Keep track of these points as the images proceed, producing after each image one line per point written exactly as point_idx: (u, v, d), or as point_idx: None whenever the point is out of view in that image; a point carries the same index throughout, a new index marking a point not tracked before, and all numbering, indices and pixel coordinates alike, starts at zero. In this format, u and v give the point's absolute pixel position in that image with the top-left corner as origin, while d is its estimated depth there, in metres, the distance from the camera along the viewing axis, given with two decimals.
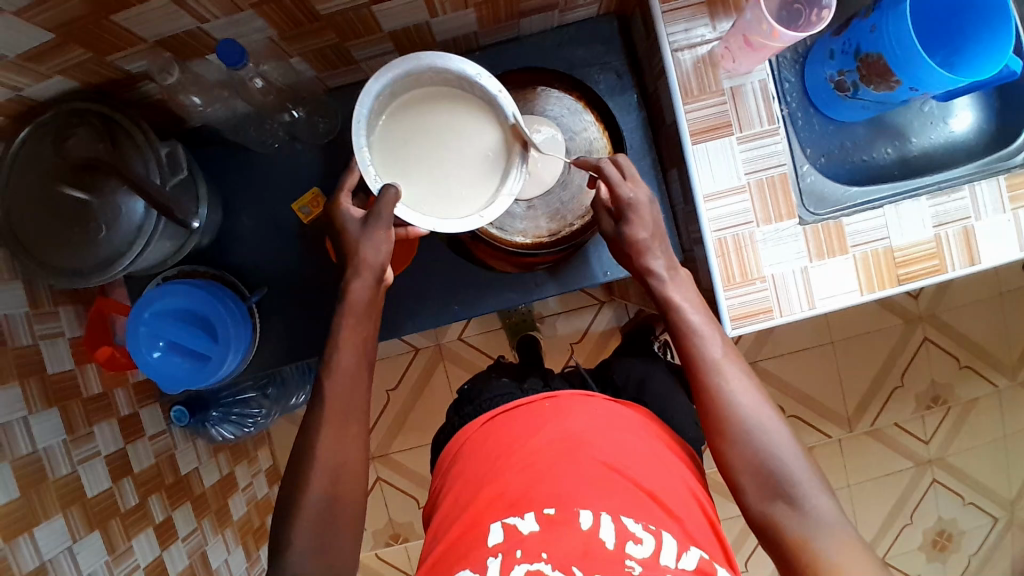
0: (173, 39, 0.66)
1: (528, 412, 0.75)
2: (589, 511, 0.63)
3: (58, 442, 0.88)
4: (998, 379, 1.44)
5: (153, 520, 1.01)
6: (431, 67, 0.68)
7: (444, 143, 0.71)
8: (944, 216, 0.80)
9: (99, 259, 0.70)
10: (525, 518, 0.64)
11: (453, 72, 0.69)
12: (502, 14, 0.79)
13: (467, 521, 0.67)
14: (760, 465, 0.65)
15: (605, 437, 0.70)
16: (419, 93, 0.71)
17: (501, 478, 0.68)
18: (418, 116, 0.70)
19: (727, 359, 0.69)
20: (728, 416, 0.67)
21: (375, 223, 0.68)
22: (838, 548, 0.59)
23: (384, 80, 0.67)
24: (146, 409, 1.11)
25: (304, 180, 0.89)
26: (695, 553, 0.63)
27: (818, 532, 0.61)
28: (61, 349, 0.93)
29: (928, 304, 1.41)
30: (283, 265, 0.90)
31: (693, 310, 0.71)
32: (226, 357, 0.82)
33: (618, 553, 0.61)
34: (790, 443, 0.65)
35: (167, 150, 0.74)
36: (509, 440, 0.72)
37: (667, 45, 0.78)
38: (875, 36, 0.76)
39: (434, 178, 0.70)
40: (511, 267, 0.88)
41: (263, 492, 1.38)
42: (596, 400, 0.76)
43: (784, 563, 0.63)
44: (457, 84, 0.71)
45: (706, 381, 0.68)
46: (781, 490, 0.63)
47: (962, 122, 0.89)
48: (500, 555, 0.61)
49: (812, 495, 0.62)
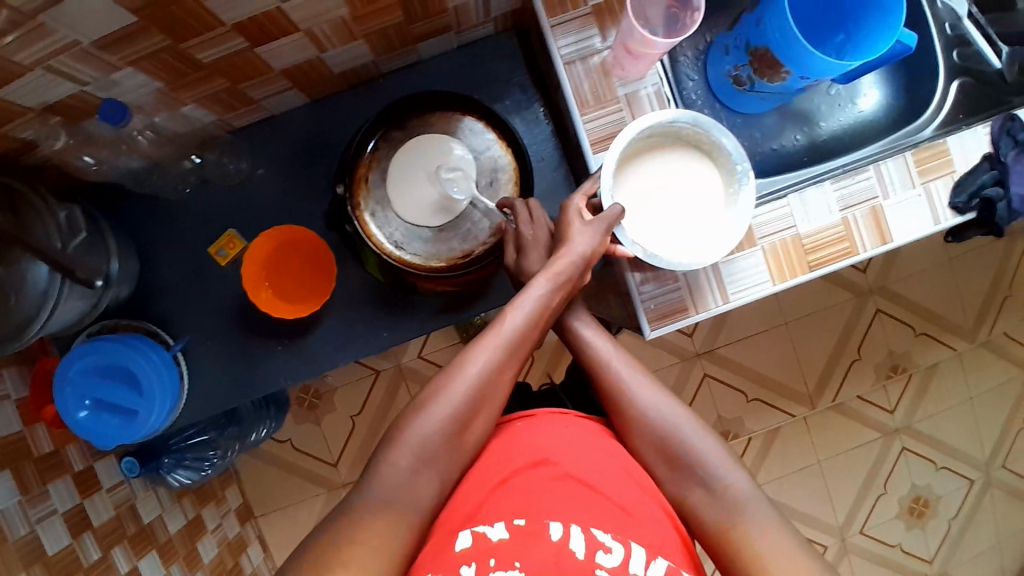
0: (61, 105, 0.66)
1: (498, 439, 0.70)
2: (559, 522, 0.60)
3: (13, 503, 0.89)
4: (956, 342, 1.45)
5: (118, 572, 1.02)
6: (694, 126, 0.75)
7: (678, 189, 0.77)
8: (849, 198, 0.81)
9: (9, 327, 0.71)
10: (494, 527, 0.60)
11: (723, 147, 0.75)
12: (395, 40, 0.80)
13: (436, 537, 0.62)
14: (664, 443, 0.70)
15: (578, 450, 0.67)
16: (665, 146, 0.77)
17: (473, 494, 0.64)
18: (665, 164, 0.77)
19: (619, 355, 0.75)
20: (629, 408, 0.72)
21: (596, 227, 0.73)
22: (757, 529, 0.63)
23: (675, 124, 0.74)
24: (101, 461, 1.11)
25: (219, 222, 0.88)
26: (665, 562, 0.60)
27: (738, 514, 0.64)
28: (9, 411, 0.94)
29: (877, 277, 1.42)
30: (207, 308, 0.88)
31: (585, 325, 0.78)
32: (152, 410, 0.81)
33: (587, 564, 0.58)
34: (695, 426, 0.70)
35: (65, 213, 0.75)
36: (479, 463, 0.68)
37: (559, 58, 0.78)
38: (762, 29, 0.76)
39: (637, 213, 0.76)
40: (454, 284, 0.84)
41: (235, 531, 1.35)
42: (568, 417, 0.71)
43: (712, 550, 0.65)
44: (712, 145, 0.76)
45: (606, 376, 0.74)
46: (696, 473, 0.67)
47: (870, 101, 0.91)
48: (472, 564, 0.57)
49: (723, 476, 0.67)
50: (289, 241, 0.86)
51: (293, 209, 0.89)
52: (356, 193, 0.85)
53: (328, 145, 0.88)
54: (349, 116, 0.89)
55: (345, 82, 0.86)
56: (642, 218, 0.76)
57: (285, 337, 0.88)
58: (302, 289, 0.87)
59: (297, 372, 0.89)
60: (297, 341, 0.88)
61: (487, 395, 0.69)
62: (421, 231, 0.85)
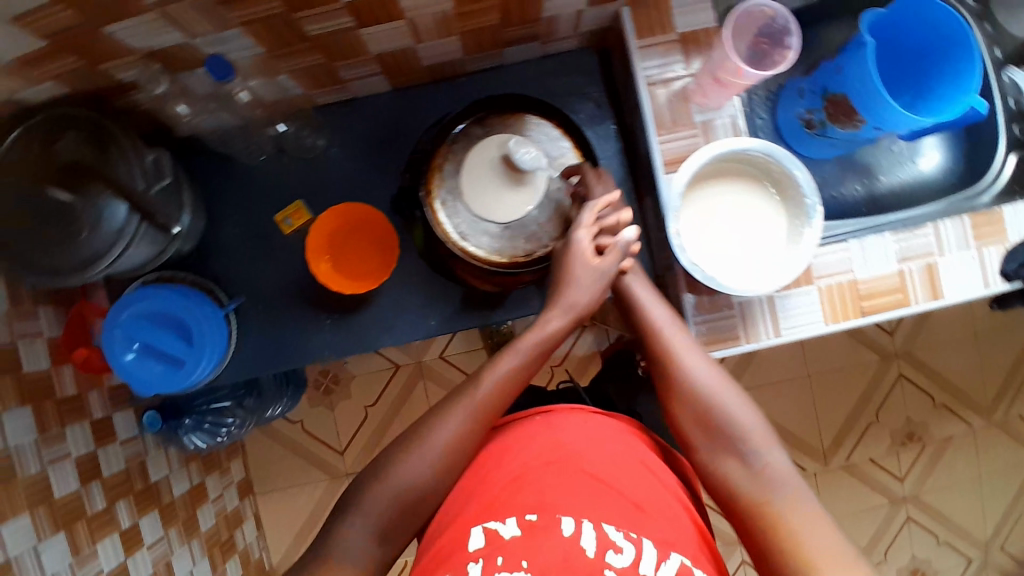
0: (163, 52, 0.68)
1: (519, 431, 0.73)
2: (571, 519, 0.62)
3: (28, 441, 0.89)
4: (972, 418, 1.45)
5: (119, 526, 1.02)
6: (767, 155, 0.74)
7: (743, 216, 0.77)
8: (908, 251, 0.83)
9: (77, 259, 0.72)
10: (506, 523, 0.63)
11: (793, 180, 0.75)
12: (486, 41, 0.82)
13: (450, 531, 0.66)
14: (711, 419, 0.70)
15: (593, 444, 0.70)
16: (738, 173, 0.77)
17: (491, 486, 0.67)
18: (734, 191, 0.77)
19: (669, 322, 0.76)
20: (677, 376, 0.72)
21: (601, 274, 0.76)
22: (790, 510, 0.64)
23: (748, 153, 0.74)
24: (119, 414, 1.10)
25: (286, 190, 0.90)
26: (676, 559, 0.62)
27: (772, 496, 0.65)
28: (38, 348, 0.94)
29: (903, 341, 1.43)
30: (260, 273, 0.90)
31: (641, 286, 0.79)
32: (199, 363, 0.82)
33: (597, 562, 0.60)
34: (739, 399, 0.71)
35: (152, 158, 0.76)
36: (499, 455, 0.71)
37: (642, 79, 0.80)
38: (841, 77, 0.79)
39: (701, 234, 0.76)
40: (491, 285, 0.86)
41: (234, 505, 1.35)
42: (587, 413, 0.74)
43: (744, 527, 0.66)
44: (785, 174, 0.75)
45: (660, 346, 0.74)
46: (736, 447, 0.68)
47: (929, 162, 0.93)
48: (481, 561, 0.60)
49: (763, 453, 0.67)
50: (353, 219, 0.87)
51: (359, 189, 0.90)
52: (429, 181, 0.84)
53: (402, 132, 0.90)
54: (426, 107, 0.91)
55: (429, 74, 0.88)
56: (705, 242, 0.76)
57: (335, 312, 0.90)
58: (360, 267, 0.88)
59: (337, 348, 0.90)
60: (344, 317, 0.90)
61: (517, 394, 0.73)
62: (486, 227, 0.83)
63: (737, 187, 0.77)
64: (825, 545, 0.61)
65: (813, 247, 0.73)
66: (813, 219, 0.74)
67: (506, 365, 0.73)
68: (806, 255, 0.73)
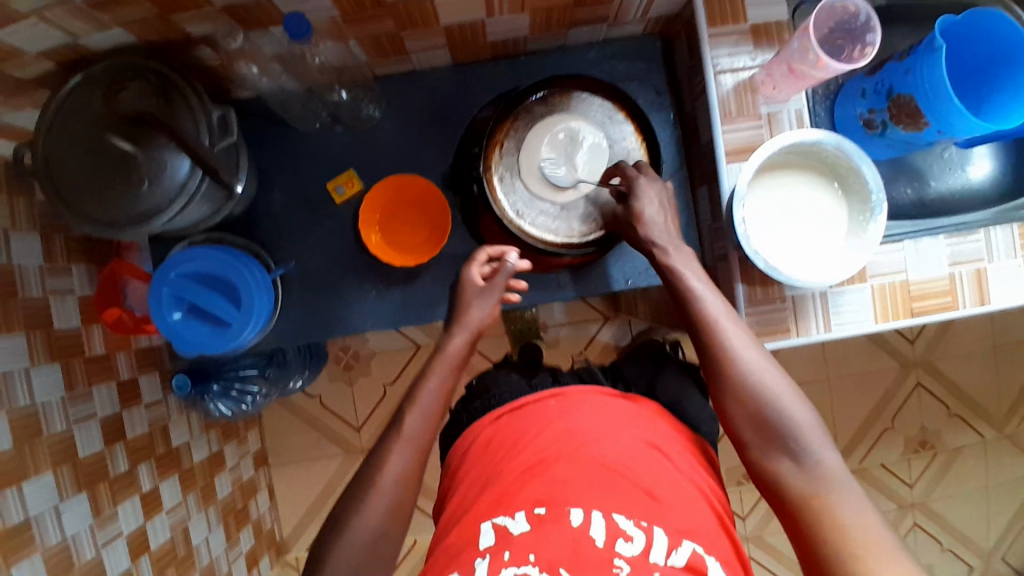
0: (240, 8, 0.66)
1: (527, 418, 0.73)
2: (580, 509, 0.61)
3: (55, 398, 0.88)
4: (984, 429, 1.47)
5: (140, 489, 1.01)
6: (837, 149, 0.74)
7: (805, 208, 0.77)
8: (959, 255, 0.83)
9: (135, 212, 0.71)
10: (515, 519, 0.61)
11: (860, 176, 0.75)
12: (554, 20, 0.81)
13: (461, 526, 0.65)
14: (760, 412, 0.66)
15: (606, 435, 0.68)
16: (803, 164, 0.77)
17: (503, 478, 0.66)
18: (797, 182, 0.77)
19: (724, 315, 0.72)
20: (731, 372, 0.69)
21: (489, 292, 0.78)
22: (842, 506, 0.60)
23: (819, 145, 0.74)
24: (146, 376, 1.08)
25: (338, 158, 0.89)
26: (688, 547, 0.60)
27: (823, 492, 0.61)
28: (69, 306, 0.93)
29: (923, 350, 1.44)
30: (306, 240, 0.89)
31: (694, 275, 0.74)
32: (244, 328, 0.80)
33: (607, 552, 0.58)
34: (794, 396, 0.67)
35: (219, 115, 0.74)
36: (512, 442, 0.70)
37: (711, 68, 0.80)
38: (909, 78, 0.79)
39: (764, 223, 0.77)
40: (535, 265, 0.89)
41: (248, 475, 1.36)
42: (603, 399, 0.73)
43: (791, 525, 0.62)
44: (850, 169, 0.76)
45: (711, 335, 0.71)
46: (788, 446, 0.64)
47: (979, 170, 0.92)
48: (488, 557, 0.59)
49: (815, 452, 0.64)
50: (404, 191, 0.87)
51: (411, 162, 0.90)
52: (489, 155, 0.83)
53: (459, 107, 0.90)
54: (484, 84, 0.90)
55: (491, 51, 0.87)
56: (766, 231, 0.77)
57: (379, 284, 0.89)
58: (409, 240, 0.88)
59: (379, 320, 0.89)
60: (388, 289, 0.89)
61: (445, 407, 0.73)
62: (543, 207, 0.84)
63: (801, 178, 0.77)
64: (874, 542, 0.57)
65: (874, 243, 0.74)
66: (875, 216, 0.75)
67: (433, 384, 0.73)
68: (868, 252, 0.74)
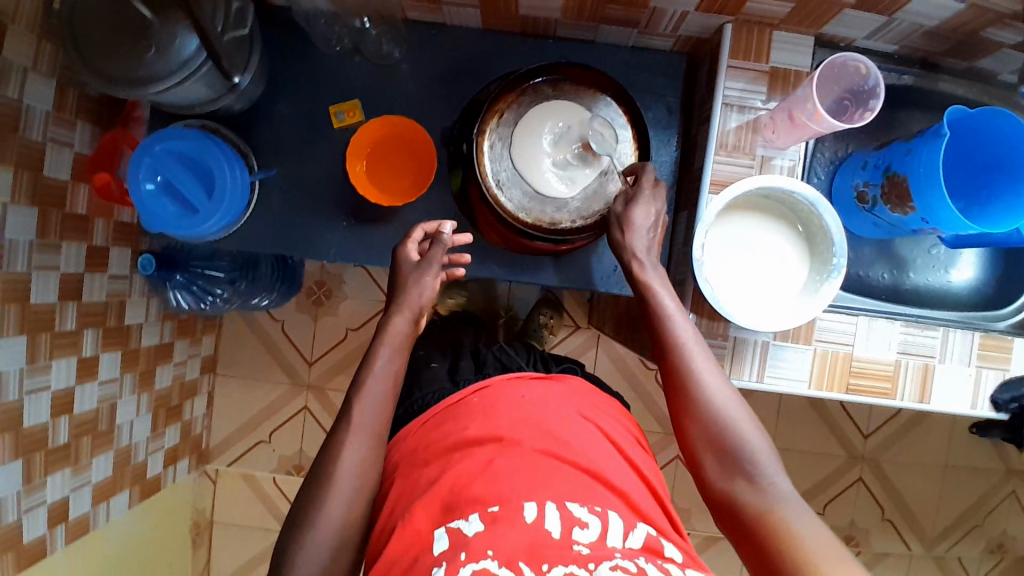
0: None
1: (452, 416, 0.71)
2: (533, 503, 0.59)
3: (24, 239, 0.89)
4: (913, 543, 1.45)
5: (81, 352, 1.03)
6: (810, 203, 0.75)
7: (765, 253, 0.78)
8: (910, 346, 0.83)
9: (135, 74, 0.73)
10: (468, 520, 0.58)
11: (827, 234, 0.75)
12: (586, 12, 0.83)
13: (403, 533, 0.61)
14: (716, 430, 0.66)
15: (534, 419, 0.68)
16: (772, 212, 0.79)
17: (445, 476, 0.63)
18: (764, 228, 0.79)
19: (694, 338, 0.71)
20: (695, 394, 0.68)
21: (427, 267, 0.77)
22: (798, 519, 0.60)
23: (793, 196, 0.75)
24: (117, 249, 1.11)
25: (349, 88, 0.91)
26: (642, 530, 0.60)
27: (778, 507, 0.61)
28: (65, 158, 0.95)
29: (873, 448, 1.44)
30: (297, 156, 0.91)
31: (667, 295, 0.73)
32: (210, 218, 0.83)
33: (565, 541, 0.56)
34: (751, 419, 0.67)
35: (238, 5, 0.77)
36: (436, 443, 0.68)
37: (721, 97, 0.81)
38: (908, 158, 0.79)
39: (723, 255, 0.78)
40: (504, 243, 0.90)
41: (191, 376, 1.38)
42: (523, 391, 0.72)
43: (744, 539, 0.62)
44: (820, 225, 0.76)
45: (677, 359, 0.70)
46: (743, 465, 0.64)
47: (961, 275, 0.92)
48: (444, 564, 0.55)
49: (771, 474, 0.64)
50: (394, 134, 0.88)
51: (417, 111, 0.92)
52: (485, 121, 0.84)
53: (477, 72, 0.91)
54: (506, 56, 0.91)
55: (520, 26, 0.89)
56: (723, 265, 0.78)
57: (353, 217, 0.91)
58: (393, 183, 0.89)
59: (343, 251, 0.91)
60: (360, 225, 0.91)
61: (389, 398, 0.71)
62: (524, 182, 0.84)
63: (769, 224, 0.79)
64: (828, 546, 0.57)
65: (826, 300, 0.74)
66: (835, 276, 0.74)
67: (383, 360, 0.72)
68: (817, 308, 0.74)
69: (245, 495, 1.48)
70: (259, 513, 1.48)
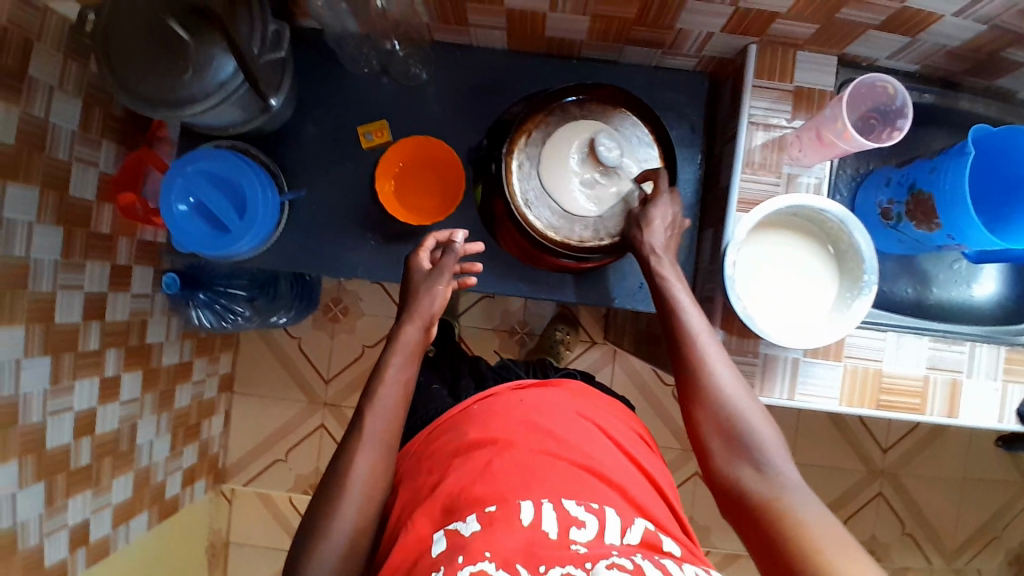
0: None
1: (455, 425, 0.71)
2: (530, 502, 0.58)
3: (49, 259, 0.89)
4: (935, 558, 1.44)
5: (103, 372, 1.03)
6: (840, 221, 0.75)
7: (795, 271, 0.79)
8: (938, 361, 0.84)
9: (172, 95, 0.74)
10: (467, 521, 0.58)
11: (858, 251, 0.76)
12: (612, 34, 0.84)
13: (403, 537, 0.60)
14: (727, 422, 0.66)
15: (536, 421, 0.68)
16: (802, 230, 0.79)
17: (449, 478, 0.63)
18: (793, 245, 0.79)
19: (702, 333, 0.72)
20: (705, 387, 0.69)
21: (437, 276, 0.76)
22: (802, 506, 0.59)
23: (823, 214, 0.75)
24: (140, 268, 1.11)
25: (375, 109, 0.92)
26: (641, 525, 0.60)
27: (782, 495, 0.60)
28: (89, 178, 0.96)
29: (893, 462, 1.43)
30: (324, 176, 0.92)
31: (681, 287, 0.75)
32: (241, 239, 0.83)
33: (563, 540, 0.55)
34: (759, 412, 0.67)
35: (273, 27, 0.78)
36: (439, 449, 0.69)
37: (747, 116, 0.82)
38: (933, 176, 0.81)
39: (754, 273, 0.78)
40: (530, 260, 0.91)
41: (208, 395, 1.38)
42: (526, 395, 0.73)
43: (747, 528, 0.61)
44: (850, 243, 0.77)
45: (687, 351, 0.71)
46: (750, 454, 0.64)
47: (984, 290, 0.92)
48: (441, 565, 0.54)
49: (779, 464, 0.63)
50: (421, 153, 0.91)
51: (443, 131, 0.93)
52: (514, 141, 0.85)
53: (502, 93, 0.93)
54: (531, 77, 0.93)
55: (545, 47, 0.90)
56: (755, 283, 0.78)
57: (380, 236, 0.91)
58: (421, 203, 0.91)
59: (370, 270, 0.92)
60: (387, 244, 0.91)
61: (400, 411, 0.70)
62: (552, 201, 0.85)
63: (798, 241, 0.79)
64: (833, 531, 0.56)
65: (858, 317, 0.75)
66: (866, 293, 0.75)
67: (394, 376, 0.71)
68: (850, 326, 0.74)
69: (261, 513, 1.47)
70: (275, 532, 1.47)
